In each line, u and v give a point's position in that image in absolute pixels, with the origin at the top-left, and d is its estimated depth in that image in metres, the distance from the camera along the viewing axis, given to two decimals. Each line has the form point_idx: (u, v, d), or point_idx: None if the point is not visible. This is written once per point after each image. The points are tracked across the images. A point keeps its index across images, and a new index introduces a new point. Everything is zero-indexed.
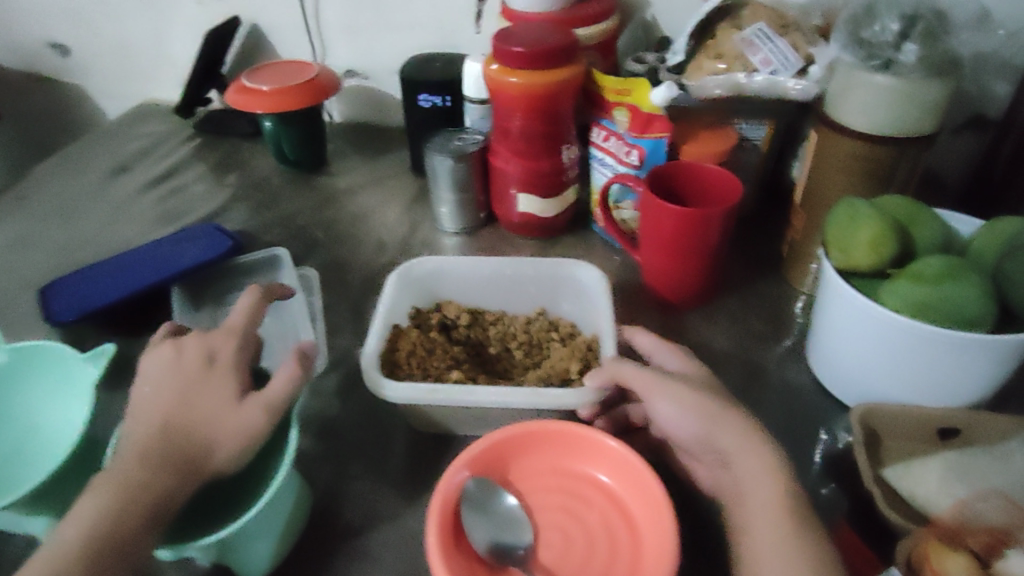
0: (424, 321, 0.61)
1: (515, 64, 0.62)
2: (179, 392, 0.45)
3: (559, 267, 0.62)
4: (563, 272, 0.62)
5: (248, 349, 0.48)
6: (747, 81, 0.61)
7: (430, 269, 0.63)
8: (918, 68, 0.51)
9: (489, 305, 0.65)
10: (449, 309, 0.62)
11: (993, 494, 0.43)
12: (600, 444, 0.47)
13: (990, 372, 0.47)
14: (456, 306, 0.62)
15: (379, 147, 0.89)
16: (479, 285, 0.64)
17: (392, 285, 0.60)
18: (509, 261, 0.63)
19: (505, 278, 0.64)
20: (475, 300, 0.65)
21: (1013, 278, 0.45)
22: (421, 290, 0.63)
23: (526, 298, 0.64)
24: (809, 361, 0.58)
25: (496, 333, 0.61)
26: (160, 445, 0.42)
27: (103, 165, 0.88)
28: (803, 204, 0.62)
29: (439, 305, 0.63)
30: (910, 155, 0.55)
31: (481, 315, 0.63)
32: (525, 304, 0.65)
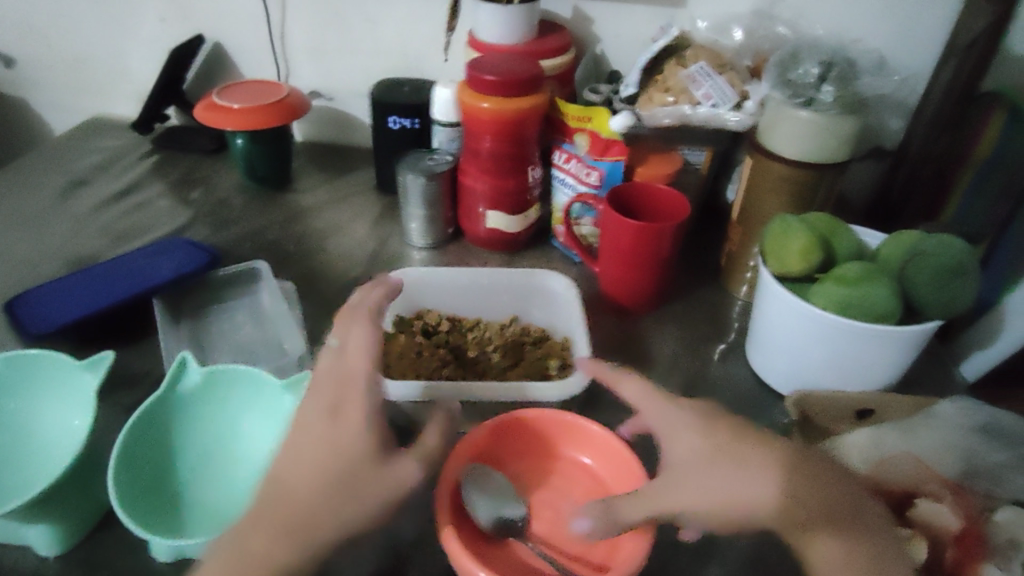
0: (407, 327, 0.67)
1: (487, 90, 0.68)
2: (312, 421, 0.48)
3: (526, 279, 0.70)
4: (534, 282, 0.70)
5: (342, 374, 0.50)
6: (692, 112, 0.69)
7: (412, 278, 0.69)
8: (834, 106, 0.61)
9: (467, 313, 0.71)
10: (431, 317, 0.68)
11: (905, 456, 0.51)
12: (585, 430, 0.54)
13: (899, 357, 0.57)
14: (436, 314, 0.68)
15: (342, 166, 0.93)
16: (457, 294, 0.71)
17: (379, 294, 0.66)
18: (484, 270, 0.70)
19: (479, 287, 0.70)
20: (453, 308, 0.71)
21: (916, 281, 0.55)
22: (403, 299, 0.69)
23: (500, 305, 0.71)
24: (749, 357, 0.66)
25: (475, 336, 0.67)
26: (287, 518, 0.43)
27: (56, 180, 0.87)
28: (740, 221, 0.70)
29: (420, 313, 0.69)
30: (828, 178, 0.65)
31: (459, 321, 0.69)
32: (499, 312, 0.71)
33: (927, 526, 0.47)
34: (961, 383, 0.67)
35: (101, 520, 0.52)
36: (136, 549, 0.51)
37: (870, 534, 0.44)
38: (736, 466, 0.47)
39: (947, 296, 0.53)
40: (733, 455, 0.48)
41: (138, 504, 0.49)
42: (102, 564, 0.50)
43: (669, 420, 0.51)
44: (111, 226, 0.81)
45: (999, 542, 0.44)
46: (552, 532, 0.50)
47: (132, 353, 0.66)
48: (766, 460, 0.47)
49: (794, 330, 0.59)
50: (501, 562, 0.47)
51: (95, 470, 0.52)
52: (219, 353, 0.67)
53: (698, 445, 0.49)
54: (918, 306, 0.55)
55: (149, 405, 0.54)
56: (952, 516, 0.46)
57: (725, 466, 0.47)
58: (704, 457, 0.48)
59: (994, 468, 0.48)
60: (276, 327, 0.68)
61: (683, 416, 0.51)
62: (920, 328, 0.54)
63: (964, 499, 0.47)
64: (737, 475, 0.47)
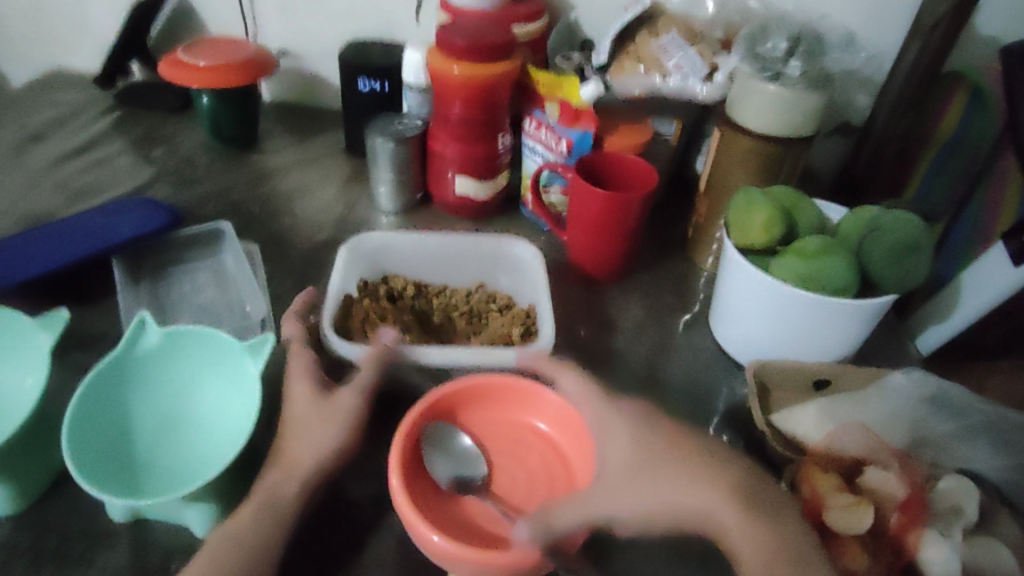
0: (373, 291, 0.67)
1: (457, 54, 0.67)
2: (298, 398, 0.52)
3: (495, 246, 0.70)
4: (502, 249, 0.70)
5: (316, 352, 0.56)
6: (662, 83, 0.70)
7: (378, 244, 0.69)
8: (801, 81, 0.62)
9: (433, 279, 0.71)
10: (396, 282, 0.68)
11: (856, 427, 0.53)
12: (541, 396, 0.54)
13: (855, 330, 0.58)
14: (402, 279, 0.69)
15: (311, 128, 0.91)
16: (423, 260, 0.71)
17: (343, 260, 0.66)
18: (452, 236, 0.70)
19: (445, 254, 0.70)
20: (419, 274, 0.71)
21: (873, 255, 0.56)
22: (369, 263, 0.69)
23: (467, 272, 0.71)
24: (711, 327, 0.67)
25: (440, 303, 0.68)
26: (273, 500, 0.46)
27: (10, 135, 0.84)
28: (707, 192, 0.71)
29: (386, 277, 0.69)
30: (793, 153, 0.65)
31: (425, 287, 0.69)
32: (466, 278, 0.72)
33: (874, 493, 0.49)
34: (913, 355, 0.69)
35: (53, 484, 0.52)
36: (92, 511, 0.51)
37: (802, 532, 0.45)
38: (675, 470, 0.48)
39: (900, 270, 0.55)
40: (675, 462, 0.48)
41: (93, 463, 0.48)
42: (55, 527, 0.50)
43: (611, 429, 0.51)
44: (69, 183, 0.79)
45: (940, 510, 0.49)
46: (507, 494, 0.51)
47: (90, 312, 0.65)
48: (697, 464, 0.48)
49: (754, 300, 0.60)
50: (457, 524, 0.48)
51: (49, 432, 0.51)
52: (179, 316, 0.66)
53: (641, 450, 0.49)
54: (873, 280, 0.56)
55: (104, 365, 0.54)
56: (898, 483, 0.49)
57: (659, 464, 0.48)
58: (645, 462, 0.48)
59: (941, 439, 0.53)
60: (237, 289, 0.68)
61: (623, 420, 0.51)
62: (876, 301, 0.55)
63: (910, 469, 0.51)
64: (675, 482, 0.47)
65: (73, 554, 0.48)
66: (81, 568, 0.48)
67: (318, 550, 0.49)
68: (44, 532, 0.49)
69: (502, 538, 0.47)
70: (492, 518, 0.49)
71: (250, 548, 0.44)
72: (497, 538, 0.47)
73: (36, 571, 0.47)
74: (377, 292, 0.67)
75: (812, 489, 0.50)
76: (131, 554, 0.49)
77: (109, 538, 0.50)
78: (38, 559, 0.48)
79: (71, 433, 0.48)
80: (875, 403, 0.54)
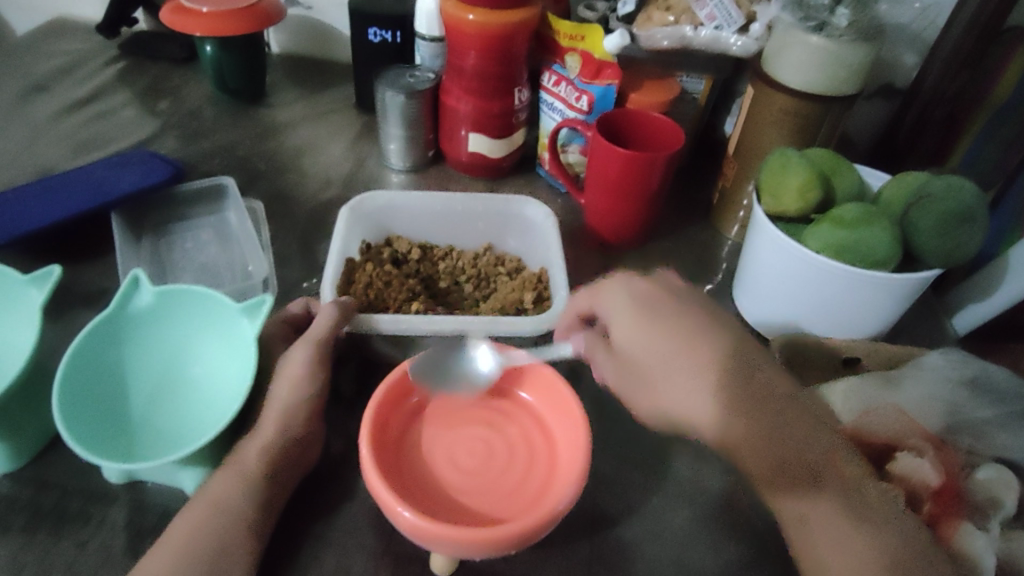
0: (376, 255, 0.64)
1: (473, 1, 0.63)
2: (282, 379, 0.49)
3: (507, 203, 0.66)
4: (510, 210, 0.66)
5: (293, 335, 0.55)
6: (693, 34, 0.65)
7: (380, 205, 0.66)
8: (848, 32, 0.56)
9: (439, 240, 0.68)
10: (400, 245, 0.65)
11: (887, 406, 0.49)
12: (525, 365, 0.51)
13: (890, 306, 0.54)
14: (406, 241, 0.65)
15: (321, 81, 0.88)
16: (429, 220, 0.67)
17: (344, 218, 0.63)
18: (459, 196, 0.66)
19: (454, 214, 0.67)
20: (424, 236, 0.68)
21: (919, 226, 0.51)
22: (372, 224, 0.66)
23: (475, 232, 0.68)
24: (734, 299, 0.64)
25: (447, 267, 0.65)
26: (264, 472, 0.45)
27: (14, 84, 0.82)
28: (736, 153, 0.66)
29: (389, 240, 0.66)
30: (834, 112, 0.60)
31: (430, 249, 0.66)
32: (473, 240, 0.68)
33: (905, 480, 0.45)
34: (951, 336, 0.65)
35: (50, 442, 0.50)
36: (88, 469, 0.49)
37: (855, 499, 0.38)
38: (702, 379, 0.43)
39: (949, 242, 0.50)
40: (701, 366, 0.44)
41: (85, 425, 0.46)
42: (55, 482, 0.48)
43: (626, 318, 0.47)
44: (71, 134, 0.76)
45: (975, 500, 0.44)
46: (480, 469, 0.47)
47: (88, 268, 0.63)
48: (728, 375, 0.43)
49: (780, 272, 0.56)
50: (426, 498, 0.45)
51: (42, 387, 0.49)
52: (181, 274, 0.64)
53: (666, 345, 0.45)
54: (919, 252, 0.52)
55: (96, 327, 0.51)
56: (932, 469, 0.45)
57: (682, 371, 0.44)
58: (671, 365, 0.45)
59: (977, 423, 0.47)
60: (240, 248, 0.66)
61: (648, 309, 0.47)
62: (917, 277, 0.51)
63: (946, 454, 0.46)
64: (698, 392, 0.43)
65: (71, 511, 0.46)
66: (80, 524, 0.46)
67: (312, 520, 0.47)
68: (43, 487, 0.47)
69: (475, 514, 0.44)
70: (464, 491, 0.46)
71: (241, 514, 0.43)
72: (470, 514, 0.44)
73: (33, 530, 0.45)
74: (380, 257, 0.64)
75: None
76: (130, 513, 0.47)
77: (108, 496, 0.47)
78: (37, 515, 0.46)
79: (62, 392, 0.46)
80: (909, 389, 0.50)
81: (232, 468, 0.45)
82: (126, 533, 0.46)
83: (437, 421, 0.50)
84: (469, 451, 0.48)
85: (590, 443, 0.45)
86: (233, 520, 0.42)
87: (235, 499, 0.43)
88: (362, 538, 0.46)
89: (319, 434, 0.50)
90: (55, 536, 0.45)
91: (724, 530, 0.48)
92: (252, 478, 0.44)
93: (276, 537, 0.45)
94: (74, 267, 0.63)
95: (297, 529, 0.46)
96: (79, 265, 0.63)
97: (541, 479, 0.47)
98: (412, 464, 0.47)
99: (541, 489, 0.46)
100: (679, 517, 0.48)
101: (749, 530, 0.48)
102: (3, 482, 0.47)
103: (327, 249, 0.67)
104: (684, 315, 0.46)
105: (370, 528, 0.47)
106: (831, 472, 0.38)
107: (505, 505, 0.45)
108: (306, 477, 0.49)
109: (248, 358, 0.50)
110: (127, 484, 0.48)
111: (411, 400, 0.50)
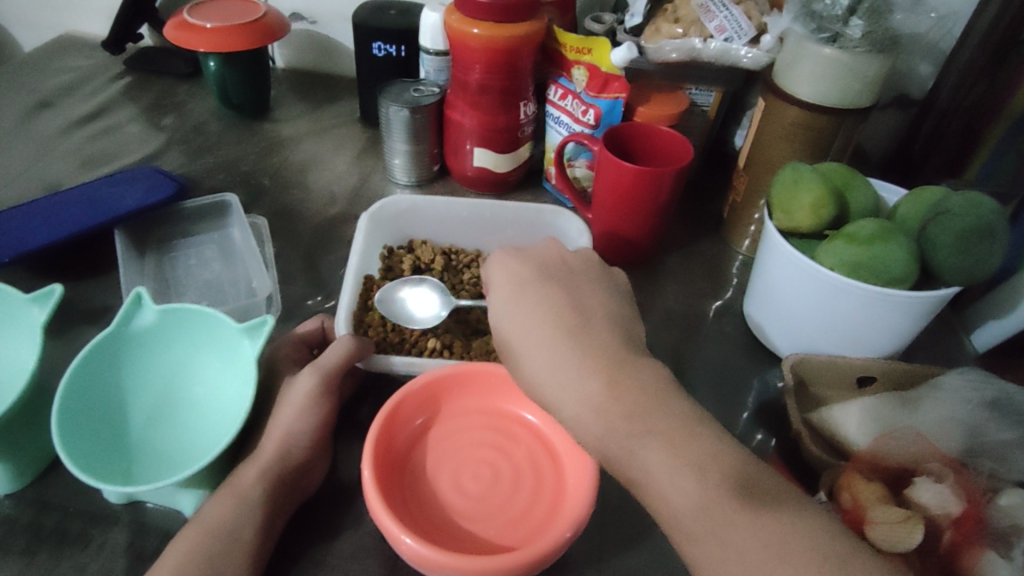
0: (396, 262, 0.65)
1: (478, 14, 0.61)
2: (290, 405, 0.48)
3: (536, 213, 0.65)
4: (542, 219, 0.66)
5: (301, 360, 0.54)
6: (702, 46, 0.63)
7: (403, 208, 0.66)
8: (862, 42, 0.54)
9: (466, 245, 0.68)
10: (423, 253, 0.65)
11: (905, 430, 0.47)
12: None
13: (907, 325, 0.52)
14: (430, 250, 0.65)
15: (327, 96, 0.87)
16: (453, 226, 0.67)
17: (366, 226, 0.63)
18: (488, 203, 0.66)
19: (482, 220, 0.67)
20: (450, 239, 0.68)
21: (937, 242, 0.49)
22: (394, 229, 0.66)
23: (503, 239, 0.67)
24: (745, 313, 0.62)
25: (470, 278, 0.64)
26: (262, 496, 0.43)
27: (20, 100, 0.82)
28: (746, 167, 0.65)
29: (412, 244, 0.66)
30: (848, 125, 0.59)
31: (454, 255, 0.66)
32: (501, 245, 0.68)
33: (923, 509, 0.43)
34: (972, 353, 0.63)
35: (50, 464, 0.49)
36: (89, 489, 0.48)
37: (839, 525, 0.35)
38: (554, 341, 0.43)
39: (968, 260, 0.48)
40: (556, 326, 0.44)
41: (84, 445, 0.45)
42: (55, 504, 0.47)
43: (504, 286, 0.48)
44: (76, 149, 0.76)
45: (999, 528, 0.42)
46: (485, 494, 0.46)
47: (90, 285, 0.62)
48: (579, 337, 0.43)
49: (795, 289, 0.54)
50: (428, 525, 0.44)
51: (41, 407, 0.48)
52: (184, 291, 0.63)
53: (533, 323, 0.45)
54: (937, 271, 0.50)
55: (100, 343, 0.50)
56: (953, 497, 0.43)
57: (537, 332, 0.45)
58: (524, 326, 0.45)
59: (999, 447, 0.45)
60: (244, 265, 0.65)
61: (525, 276, 0.49)
62: (935, 294, 0.49)
63: (966, 478, 0.44)
64: (547, 355, 0.43)
65: (71, 534, 0.46)
66: (79, 548, 0.45)
67: (315, 545, 0.46)
68: (42, 509, 0.47)
69: (478, 541, 0.43)
70: (468, 517, 0.45)
71: (242, 538, 0.42)
72: (474, 542, 0.43)
73: (30, 555, 0.44)
74: (398, 267, 0.64)
75: (848, 495, 0.45)
76: (130, 536, 0.46)
77: (108, 518, 0.46)
78: (37, 537, 0.45)
79: (61, 412, 0.45)
80: (927, 411, 0.49)
81: (231, 491, 0.43)
82: (125, 557, 0.45)
83: (442, 443, 0.49)
84: (472, 475, 0.47)
85: (600, 469, 0.44)
86: (231, 543, 0.41)
87: (236, 520, 0.42)
88: (367, 563, 0.45)
89: (325, 456, 0.49)
90: (54, 560, 0.44)
91: None
92: (252, 502, 0.43)
93: (277, 563, 0.44)
94: (76, 285, 0.62)
95: (300, 553, 0.45)
96: (81, 283, 0.62)
97: (549, 504, 0.45)
98: (416, 488, 0.46)
99: (548, 516, 0.45)
100: None
101: None
102: (3, 503, 0.47)
103: (332, 265, 0.66)
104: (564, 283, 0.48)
105: (375, 553, 0.45)
106: (716, 452, 0.37)
107: (511, 533, 0.44)
108: (309, 499, 0.48)
109: (249, 380, 0.49)
110: (127, 505, 0.47)
111: (414, 423, 0.49)
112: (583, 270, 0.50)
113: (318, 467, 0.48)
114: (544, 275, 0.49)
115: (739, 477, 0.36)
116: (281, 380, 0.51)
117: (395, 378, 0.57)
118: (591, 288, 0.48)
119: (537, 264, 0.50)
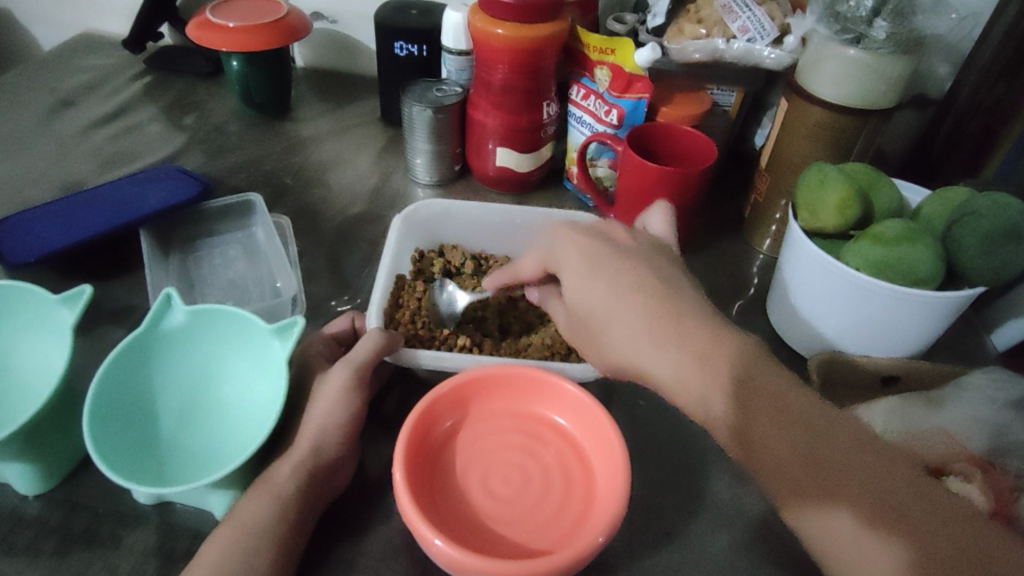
0: (427, 265, 0.65)
1: (502, 15, 0.62)
2: (318, 405, 0.49)
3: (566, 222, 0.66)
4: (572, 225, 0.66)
5: (329, 358, 0.54)
6: (725, 47, 0.63)
7: (436, 211, 0.67)
8: (886, 44, 0.55)
9: (493, 249, 0.69)
10: (454, 256, 0.66)
11: (935, 431, 0.47)
12: (559, 389, 0.50)
13: (933, 325, 0.52)
14: (459, 253, 0.66)
15: (346, 95, 0.88)
16: (484, 229, 0.68)
17: (399, 228, 0.63)
18: (516, 209, 0.66)
19: (512, 226, 0.67)
20: (478, 243, 0.69)
21: (963, 242, 0.50)
22: (424, 232, 0.67)
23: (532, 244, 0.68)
24: (769, 314, 0.62)
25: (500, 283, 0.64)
26: (294, 496, 0.44)
27: (42, 99, 0.82)
28: (769, 168, 0.65)
29: (442, 247, 0.67)
30: (872, 125, 0.59)
31: (483, 259, 0.67)
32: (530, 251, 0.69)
33: None
34: (992, 353, 0.63)
35: (80, 464, 0.50)
36: (120, 490, 0.49)
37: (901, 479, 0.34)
38: (638, 317, 0.43)
39: (995, 261, 0.49)
40: (644, 299, 0.44)
41: (115, 446, 0.45)
42: (85, 504, 0.48)
43: (572, 264, 0.47)
44: (98, 149, 0.76)
45: None
46: (514, 498, 0.46)
47: (116, 286, 0.63)
48: (663, 301, 0.44)
49: (823, 293, 0.54)
50: (460, 527, 0.44)
51: (73, 408, 0.49)
52: (208, 291, 0.63)
53: (619, 300, 0.44)
54: (962, 270, 0.51)
55: (130, 344, 0.51)
56: (982, 495, 0.43)
57: (622, 306, 0.44)
58: (604, 295, 0.45)
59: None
60: (268, 265, 0.66)
61: (597, 250, 0.47)
62: (962, 295, 0.50)
63: (994, 477, 0.45)
64: (637, 331, 0.43)
65: (102, 534, 0.46)
66: (111, 547, 0.45)
67: (345, 545, 0.46)
68: (74, 509, 0.47)
69: (509, 545, 0.44)
70: (498, 520, 0.45)
71: (274, 537, 0.42)
72: (503, 546, 0.44)
73: (64, 554, 0.45)
74: (430, 270, 0.64)
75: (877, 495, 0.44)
76: (160, 536, 0.46)
77: (139, 518, 0.47)
78: (68, 538, 0.46)
79: (92, 413, 0.45)
80: (953, 409, 0.49)
81: (261, 491, 0.44)
82: (157, 557, 0.45)
83: (471, 447, 0.49)
84: (502, 477, 0.48)
85: (629, 469, 0.44)
86: (264, 541, 0.42)
87: (269, 518, 0.43)
88: (395, 563, 0.45)
89: (353, 456, 0.49)
90: (86, 559, 0.45)
91: (766, 555, 0.47)
92: (284, 502, 0.43)
93: (308, 563, 0.45)
94: (101, 285, 0.63)
95: (331, 552, 0.46)
96: (106, 283, 0.63)
97: (579, 509, 0.46)
98: (446, 491, 0.46)
99: (578, 520, 0.45)
100: (723, 541, 0.47)
101: (800, 553, 0.47)
102: (33, 504, 0.47)
103: (355, 265, 0.66)
104: (633, 254, 0.47)
105: (402, 554, 0.46)
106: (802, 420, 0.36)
107: (542, 537, 0.44)
108: (338, 499, 0.48)
109: (280, 381, 0.50)
110: (158, 505, 0.48)
111: (442, 426, 0.49)
112: (643, 234, 0.50)
113: (349, 467, 0.49)
114: (613, 245, 0.48)
115: (770, 406, 0.37)
116: (310, 379, 0.52)
117: (421, 377, 0.57)
118: (657, 253, 0.48)
119: (601, 232, 0.49)
